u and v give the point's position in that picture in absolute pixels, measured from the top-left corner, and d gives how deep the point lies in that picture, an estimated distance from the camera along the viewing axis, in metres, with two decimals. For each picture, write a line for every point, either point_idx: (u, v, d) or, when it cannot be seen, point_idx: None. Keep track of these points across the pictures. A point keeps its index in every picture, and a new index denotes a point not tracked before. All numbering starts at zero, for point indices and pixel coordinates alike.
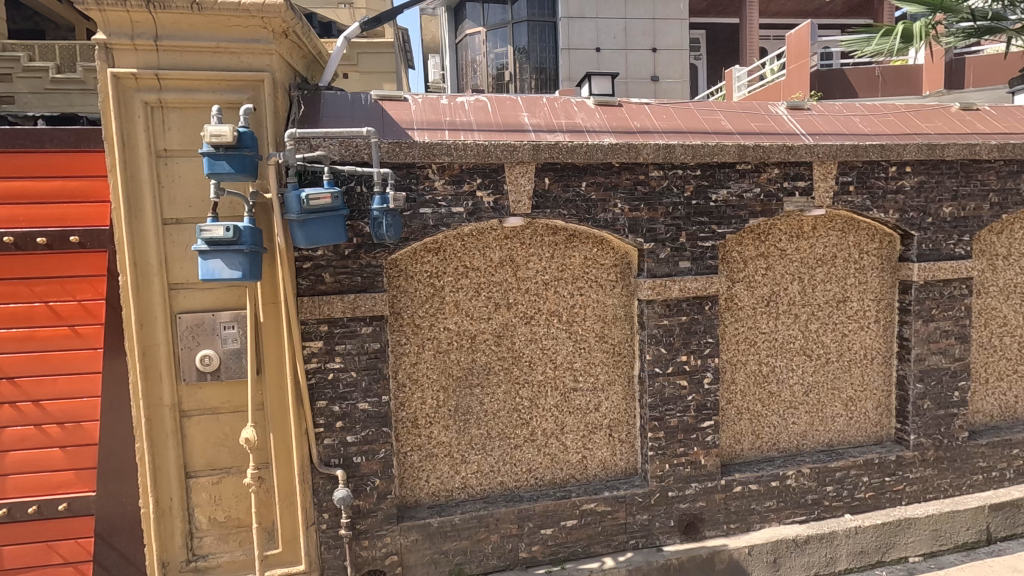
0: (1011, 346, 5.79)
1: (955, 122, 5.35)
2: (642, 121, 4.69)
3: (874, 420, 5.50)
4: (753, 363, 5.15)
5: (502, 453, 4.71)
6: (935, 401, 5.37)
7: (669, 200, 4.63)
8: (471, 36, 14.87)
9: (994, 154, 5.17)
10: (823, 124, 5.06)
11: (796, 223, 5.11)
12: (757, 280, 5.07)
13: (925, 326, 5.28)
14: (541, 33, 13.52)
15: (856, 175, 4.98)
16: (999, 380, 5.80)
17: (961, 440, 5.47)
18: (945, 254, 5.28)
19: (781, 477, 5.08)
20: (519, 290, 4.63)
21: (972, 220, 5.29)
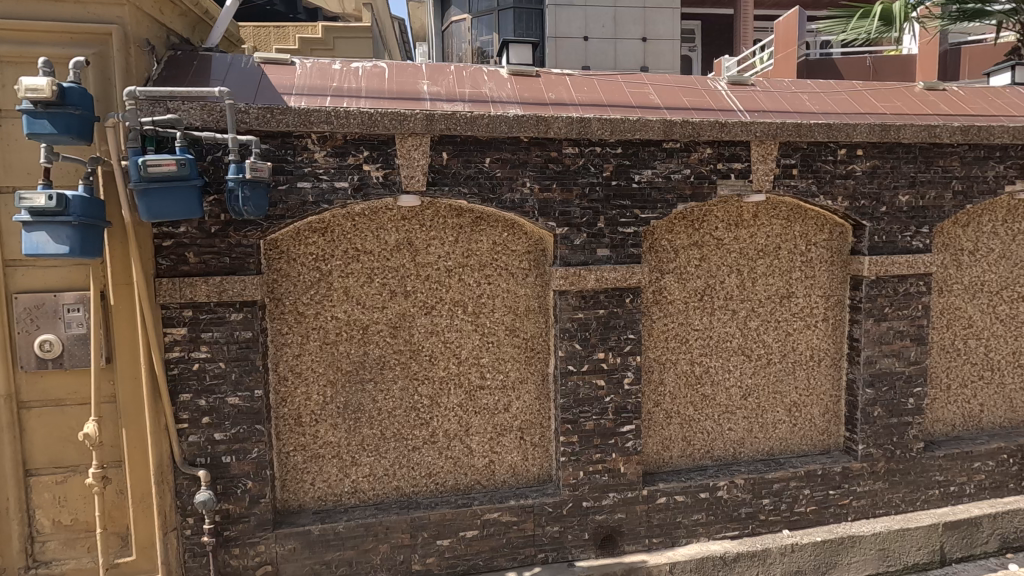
0: (976, 350, 5.30)
1: (916, 101, 4.86)
2: (558, 93, 4.24)
3: (821, 427, 5.04)
4: (684, 362, 4.71)
5: (398, 455, 4.30)
6: (886, 408, 4.91)
7: (586, 180, 4.17)
8: (456, 24, 13.70)
9: (956, 137, 4.67)
10: (766, 101, 4.58)
11: (735, 210, 4.65)
12: (690, 272, 4.63)
13: (877, 326, 4.81)
14: (528, 20, 12.46)
15: (800, 157, 4.50)
16: (961, 387, 5.31)
17: (915, 451, 5.01)
18: (901, 247, 4.80)
19: (711, 489, 4.64)
20: (418, 277, 4.20)
21: (931, 210, 4.81)
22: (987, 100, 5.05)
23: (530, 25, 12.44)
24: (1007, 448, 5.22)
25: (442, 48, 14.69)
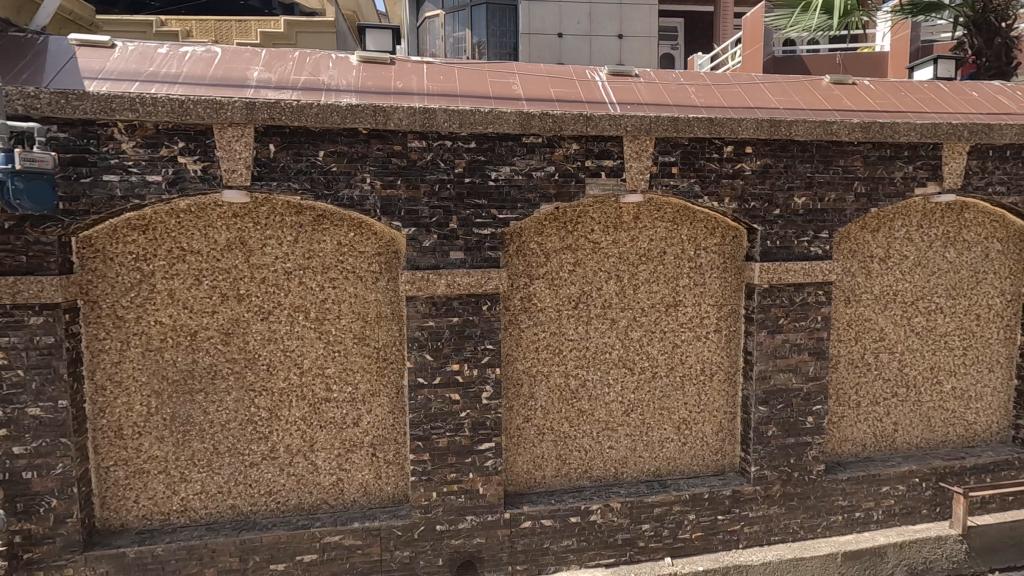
0: (889, 365, 4.92)
1: (816, 96, 4.50)
2: (407, 82, 3.91)
3: (714, 447, 4.67)
4: (558, 375, 4.37)
5: (233, 471, 3.99)
6: (782, 427, 4.54)
7: (434, 177, 3.84)
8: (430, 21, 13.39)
9: (856, 134, 4.30)
10: (646, 93, 4.22)
11: (613, 211, 4.31)
12: (562, 278, 4.29)
13: (770, 338, 4.45)
14: (501, 17, 12.03)
15: (680, 154, 4.14)
16: (872, 405, 4.94)
17: (815, 474, 4.64)
18: (798, 253, 4.43)
19: (583, 513, 4.29)
20: (253, 280, 3.89)
21: (831, 213, 4.44)
22: (899, 95, 4.68)
23: (503, 22, 11.99)
24: (919, 471, 4.84)
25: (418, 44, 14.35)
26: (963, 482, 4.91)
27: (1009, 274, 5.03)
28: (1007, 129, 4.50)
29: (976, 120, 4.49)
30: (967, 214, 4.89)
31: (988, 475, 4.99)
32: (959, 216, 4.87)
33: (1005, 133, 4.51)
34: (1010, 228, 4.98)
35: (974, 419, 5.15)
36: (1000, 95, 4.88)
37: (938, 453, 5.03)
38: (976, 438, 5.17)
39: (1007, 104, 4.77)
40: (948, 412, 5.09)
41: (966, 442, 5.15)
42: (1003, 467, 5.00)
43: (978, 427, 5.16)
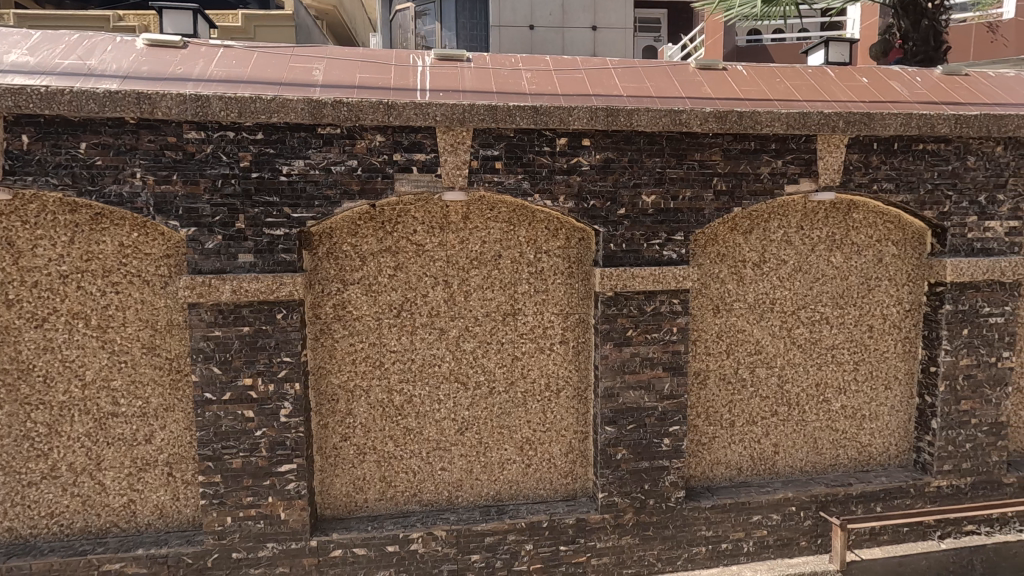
0: (767, 381, 4.46)
1: (672, 82, 4.04)
2: (191, 66, 3.54)
3: (563, 469, 4.26)
4: (379, 390, 4.00)
5: (9, 491, 3.67)
6: (633, 450, 4.11)
7: (216, 171, 3.48)
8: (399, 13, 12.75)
9: (709, 124, 3.84)
10: (470, 78, 3.80)
11: (438, 210, 3.91)
12: (380, 283, 3.91)
13: (617, 352, 4.02)
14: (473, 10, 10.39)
15: (504, 147, 3.73)
16: (748, 424, 4.48)
17: (674, 502, 4.20)
18: (648, 258, 3.99)
19: (402, 541, 3.92)
20: (23, 284, 3.56)
21: (686, 213, 3.99)
22: (772, 81, 4.20)
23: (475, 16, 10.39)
24: (797, 499, 4.37)
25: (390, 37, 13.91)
26: (848, 511, 4.44)
27: (906, 281, 4.53)
28: (888, 119, 4.02)
29: (852, 109, 4.01)
30: (855, 215, 4.40)
31: (878, 504, 4.49)
32: (846, 217, 4.39)
33: (886, 123, 4.03)
34: (907, 229, 4.48)
35: (868, 441, 4.65)
36: (893, 81, 4.38)
37: (825, 479, 4.55)
38: (870, 462, 4.67)
39: (897, 92, 4.27)
40: (838, 433, 4.61)
41: (859, 466, 4.66)
42: (896, 495, 4.50)
43: (872, 449, 4.67)
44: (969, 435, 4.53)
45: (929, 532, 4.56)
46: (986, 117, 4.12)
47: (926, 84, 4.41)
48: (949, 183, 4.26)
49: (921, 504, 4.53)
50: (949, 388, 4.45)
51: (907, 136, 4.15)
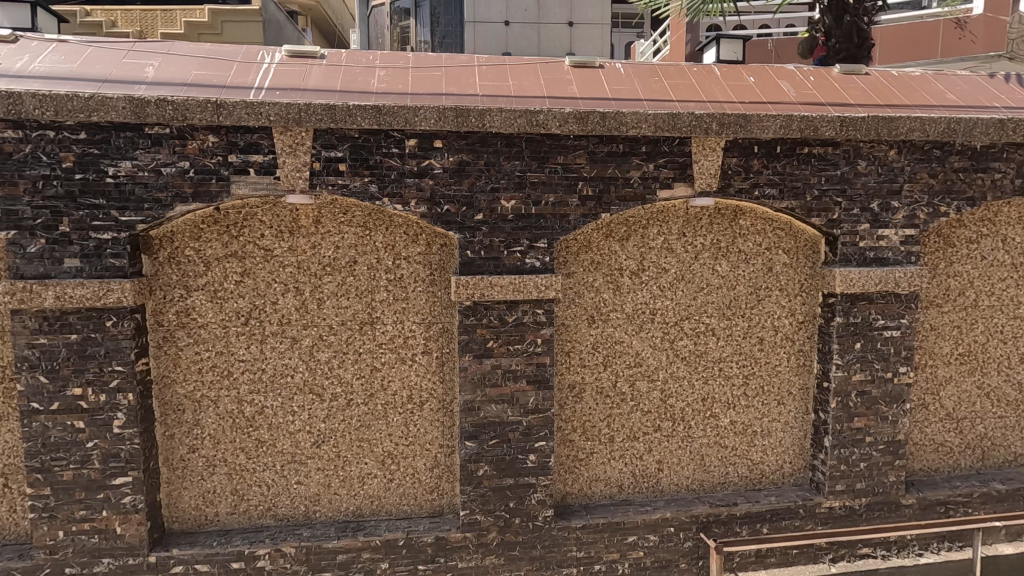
0: (649, 395, 4.26)
1: (538, 81, 3.85)
2: (13, 61, 3.39)
3: (428, 484, 4.10)
4: (229, 401, 3.85)
5: None
6: (496, 466, 3.93)
7: (36, 172, 3.33)
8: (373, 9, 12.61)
9: (570, 126, 3.65)
10: (316, 76, 3.63)
11: (287, 214, 3.75)
12: (226, 290, 3.76)
13: (477, 364, 3.84)
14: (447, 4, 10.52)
15: (349, 149, 3.56)
16: (629, 440, 4.28)
17: (542, 521, 4.02)
18: (509, 266, 3.80)
19: (248, 558, 3.77)
20: None
21: (549, 219, 3.80)
22: (648, 80, 4.00)
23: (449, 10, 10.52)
24: (676, 519, 4.17)
25: (366, 34, 13.75)
26: (731, 532, 4.23)
27: (798, 291, 4.31)
28: (766, 121, 3.81)
29: (727, 110, 3.80)
30: (742, 221, 4.19)
31: (765, 525, 4.28)
32: (731, 224, 4.18)
33: (764, 125, 3.82)
34: (799, 237, 4.26)
35: (760, 458, 4.44)
36: (781, 81, 4.16)
37: (711, 498, 4.35)
38: (763, 481, 4.46)
39: (783, 92, 4.05)
40: (727, 450, 4.40)
41: (750, 484, 4.45)
42: (785, 516, 4.28)
43: (764, 467, 4.45)
44: (864, 454, 4.32)
45: (820, 555, 4.35)
46: (873, 119, 3.90)
47: (817, 85, 4.18)
48: (838, 189, 4.04)
49: (812, 526, 4.31)
50: (841, 404, 4.24)
51: (790, 139, 3.94)
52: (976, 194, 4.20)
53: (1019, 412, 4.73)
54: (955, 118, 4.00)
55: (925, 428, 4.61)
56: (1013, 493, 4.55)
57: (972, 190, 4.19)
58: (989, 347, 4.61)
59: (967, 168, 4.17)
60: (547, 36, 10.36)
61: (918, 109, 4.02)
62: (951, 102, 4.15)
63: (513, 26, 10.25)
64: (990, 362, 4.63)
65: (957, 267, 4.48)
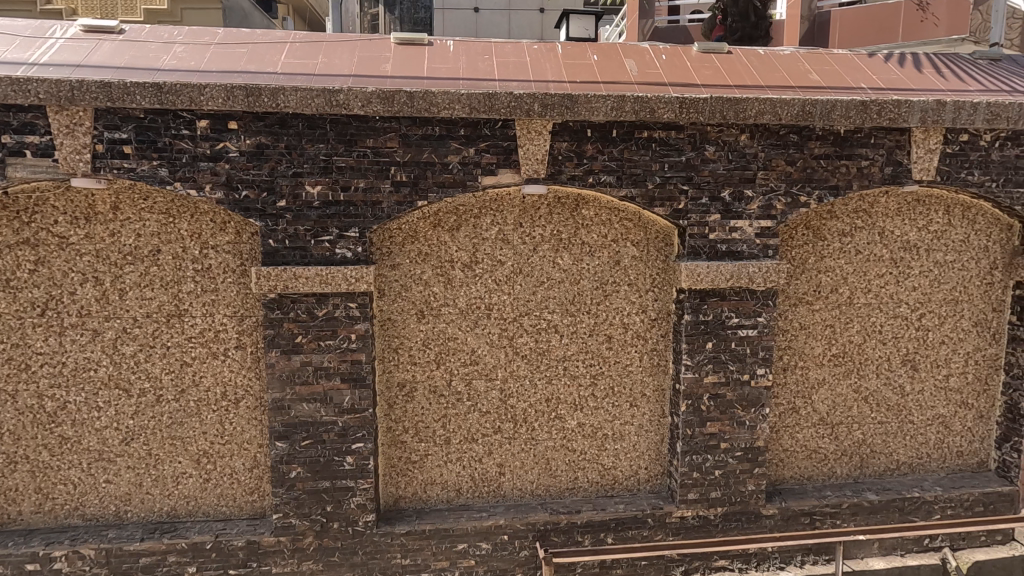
0: (487, 395, 4.01)
1: (351, 58, 3.59)
2: None
3: (248, 485, 3.90)
4: (28, 396, 3.66)
5: None
6: (310, 468, 3.73)
7: None
8: None
9: (374, 106, 3.39)
10: (104, 52, 3.41)
11: (82, 199, 3.54)
12: (19, 279, 3.56)
13: (286, 361, 3.63)
14: None
15: (134, 130, 3.35)
16: (467, 442, 4.05)
17: (362, 526, 3.81)
18: (318, 257, 3.57)
19: (44, 559, 3.61)
20: None
21: (360, 207, 3.56)
22: (475, 58, 3.72)
23: None
24: (511, 527, 3.93)
25: None
26: (571, 541, 3.99)
27: (649, 286, 4.02)
28: (594, 102, 3.53)
29: (551, 90, 3.52)
30: (585, 211, 3.91)
31: (609, 534, 4.02)
32: (573, 213, 3.90)
33: (592, 107, 3.53)
34: (649, 229, 3.97)
35: (612, 464, 4.18)
36: (627, 59, 3.86)
37: (556, 504, 4.11)
38: (616, 487, 4.20)
39: (623, 72, 3.75)
40: (575, 453, 4.14)
41: (602, 491, 4.20)
42: (631, 525, 4.02)
43: (617, 472, 4.19)
44: (719, 461, 4.03)
45: (671, 567, 4.09)
46: (715, 100, 3.59)
47: (666, 64, 3.87)
48: (683, 176, 3.75)
49: (662, 537, 4.05)
50: (692, 408, 3.96)
51: (627, 122, 3.65)
52: (840, 182, 3.88)
53: (901, 418, 4.41)
54: (810, 99, 3.68)
55: (795, 433, 4.31)
56: (887, 505, 4.24)
57: (836, 178, 3.87)
58: (866, 348, 4.29)
59: (830, 154, 3.84)
60: (518, 22, 10.10)
61: (769, 90, 3.69)
62: (812, 82, 3.82)
63: (483, 12, 9.93)
64: (867, 364, 4.31)
65: (829, 261, 4.16)
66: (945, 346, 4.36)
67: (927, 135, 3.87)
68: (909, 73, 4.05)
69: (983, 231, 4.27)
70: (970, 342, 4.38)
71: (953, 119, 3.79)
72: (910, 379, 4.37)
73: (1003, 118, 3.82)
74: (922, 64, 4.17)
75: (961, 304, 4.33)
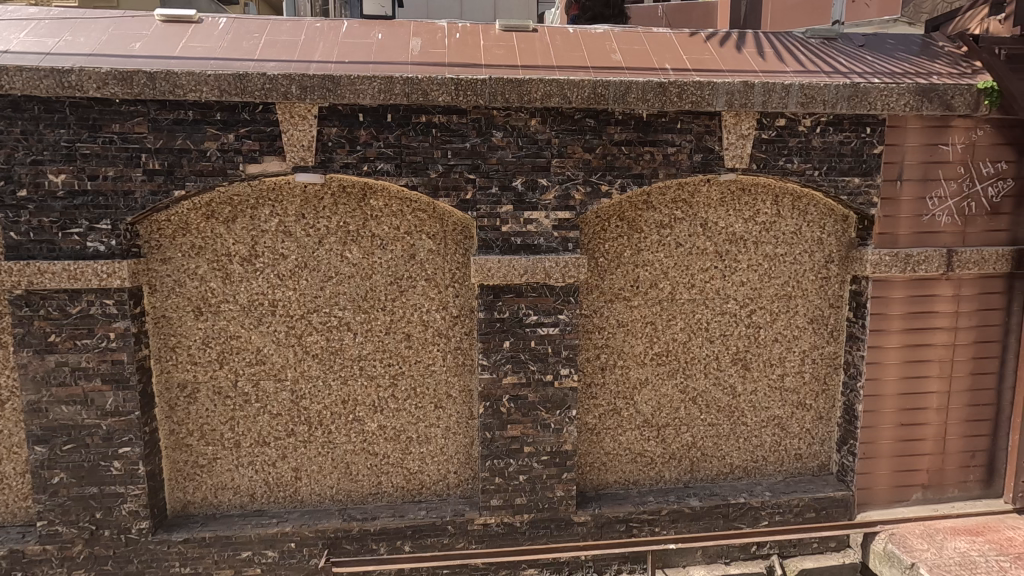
0: (277, 396, 3.81)
1: (100, 36, 3.34)
2: None
3: (21, 490, 3.71)
4: None
5: None
6: (74, 474, 3.52)
7: None
8: None
9: (111, 88, 3.15)
10: None
11: None
12: None
13: (39, 361, 3.41)
14: None
15: None
16: (258, 446, 3.85)
17: (136, 534, 3.61)
18: (68, 250, 3.34)
19: None
20: None
21: (110, 196, 3.33)
22: (241, 37, 3.47)
23: None
24: (298, 534, 3.74)
25: None
26: (364, 550, 3.79)
27: (448, 282, 3.78)
28: (358, 84, 3.28)
29: (310, 70, 3.27)
30: (373, 201, 3.67)
31: (407, 543, 3.82)
32: (360, 204, 3.66)
33: (357, 89, 3.29)
34: (445, 220, 3.72)
35: (417, 468, 3.98)
36: (414, 38, 3.60)
37: (355, 510, 3.91)
38: (423, 492, 4.00)
39: (403, 52, 3.49)
40: (377, 457, 3.94)
41: (408, 496, 4.00)
42: (430, 533, 3.82)
43: (424, 477, 3.99)
44: (523, 466, 3.82)
45: None
46: (494, 82, 3.34)
47: (456, 43, 3.61)
48: (469, 164, 3.50)
49: (463, 544, 3.85)
50: (490, 410, 3.74)
51: (402, 106, 3.40)
52: (644, 171, 3.62)
53: (733, 420, 4.18)
54: (600, 81, 3.41)
55: (617, 436, 4.10)
56: (710, 512, 4.02)
57: (639, 166, 3.61)
58: (691, 346, 4.05)
59: (632, 140, 3.58)
60: None
61: (557, 70, 3.44)
62: (610, 62, 3.56)
63: None
64: (694, 364, 4.08)
65: (647, 255, 3.91)
66: (778, 344, 4.12)
67: (738, 120, 3.60)
68: (726, 51, 3.77)
69: (816, 223, 4.01)
70: (806, 340, 4.14)
71: (763, 103, 3.53)
72: (741, 378, 4.13)
73: (819, 102, 3.56)
74: (747, 42, 3.89)
75: (794, 299, 4.08)
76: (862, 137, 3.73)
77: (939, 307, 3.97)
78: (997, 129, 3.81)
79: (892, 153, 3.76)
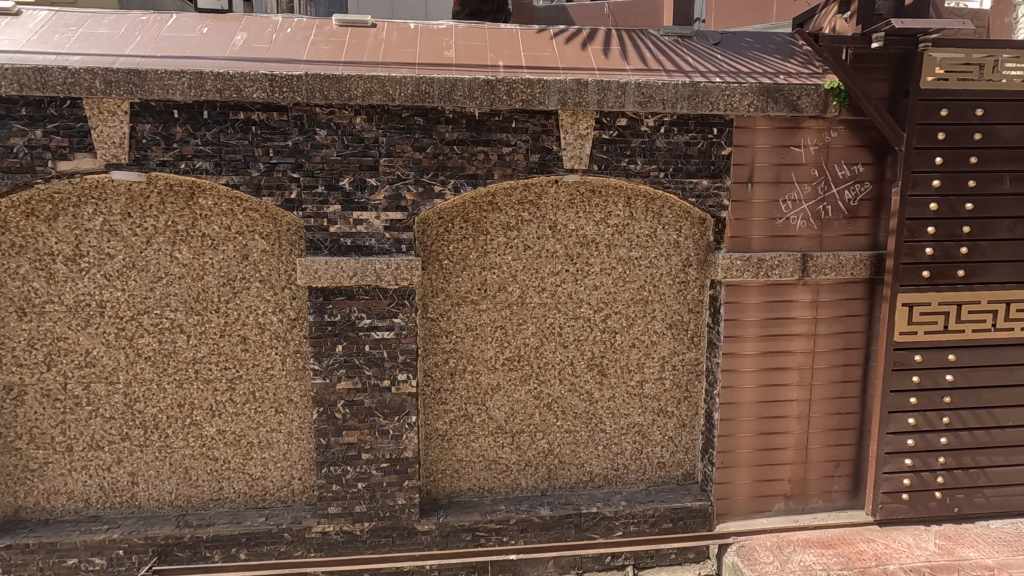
0: (110, 399, 3.71)
1: None
2: None
3: None
4: None
5: None
6: None
7: None
8: None
9: None
10: None
11: None
12: None
13: None
14: None
15: None
16: (92, 450, 3.75)
17: None
18: None
19: None
20: None
21: None
22: (56, 30, 3.36)
23: None
24: (127, 542, 3.64)
25: None
26: (197, 557, 3.70)
27: (284, 284, 3.68)
28: (167, 80, 3.18)
29: (116, 64, 3.16)
30: (202, 200, 3.56)
31: (242, 550, 3.73)
32: (188, 203, 3.55)
33: (166, 85, 3.18)
34: (278, 220, 3.61)
35: (260, 474, 3.88)
36: (241, 32, 3.50)
37: (193, 516, 3.82)
38: (266, 498, 3.90)
39: (224, 46, 3.38)
40: (217, 462, 3.84)
41: (251, 502, 3.90)
42: (266, 541, 3.73)
43: (267, 483, 3.89)
44: (361, 474, 3.71)
45: None
46: (310, 78, 3.23)
47: (285, 38, 3.50)
48: (292, 163, 3.39)
49: (301, 553, 3.76)
50: (325, 416, 3.64)
51: (218, 102, 3.29)
52: (478, 171, 3.51)
53: (592, 427, 4.08)
54: (424, 77, 3.30)
55: (470, 443, 4.00)
56: (561, 521, 3.92)
57: (473, 166, 3.50)
58: (544, 351, 3.95)
59: (465, 140, 3.46)
60: None
61: (380, 67, 3.33)
62: (441, 58, 3.45)
63: None
64: (548, 369, 3.98)
65: (493, 257, 3.80)
66: (636, 350, 4.01)
67: (575, 119, 3.48)
68: (571, 48, 3.65)
69: (672, 226, 3.89)
70: (665, 346, 4.03)
71: (598, 102, 3.41)
72: (598, 384, 4.03)
73: (657, 101, 3.44)
74: (597, 38, 3.77)
75: (651, 304, 3.97)
76: (709, 138, 3.61)
77: (796, 313, 3.85)
78: (851, 131, 3.69)
79: (741, 155, 3.64)
